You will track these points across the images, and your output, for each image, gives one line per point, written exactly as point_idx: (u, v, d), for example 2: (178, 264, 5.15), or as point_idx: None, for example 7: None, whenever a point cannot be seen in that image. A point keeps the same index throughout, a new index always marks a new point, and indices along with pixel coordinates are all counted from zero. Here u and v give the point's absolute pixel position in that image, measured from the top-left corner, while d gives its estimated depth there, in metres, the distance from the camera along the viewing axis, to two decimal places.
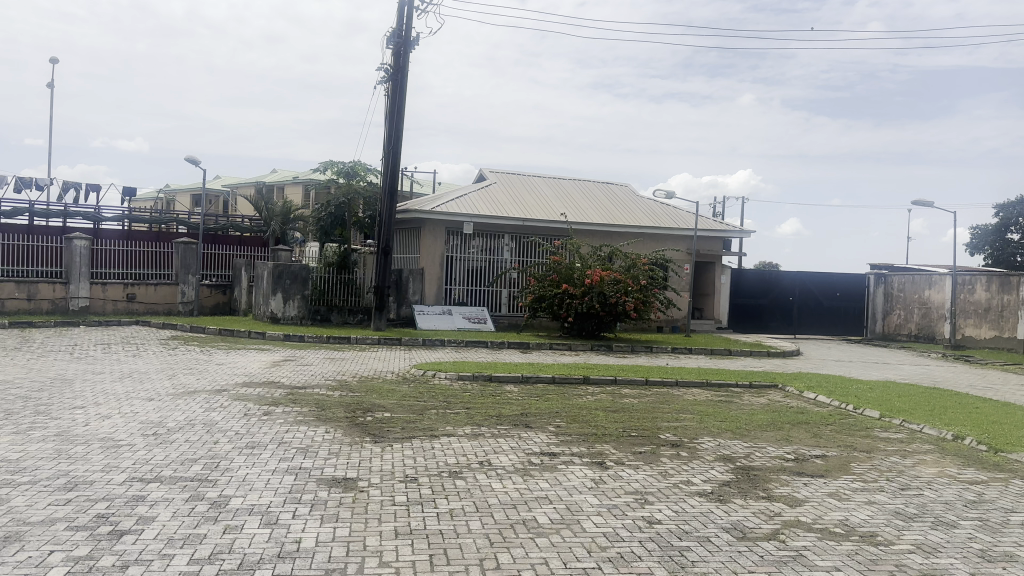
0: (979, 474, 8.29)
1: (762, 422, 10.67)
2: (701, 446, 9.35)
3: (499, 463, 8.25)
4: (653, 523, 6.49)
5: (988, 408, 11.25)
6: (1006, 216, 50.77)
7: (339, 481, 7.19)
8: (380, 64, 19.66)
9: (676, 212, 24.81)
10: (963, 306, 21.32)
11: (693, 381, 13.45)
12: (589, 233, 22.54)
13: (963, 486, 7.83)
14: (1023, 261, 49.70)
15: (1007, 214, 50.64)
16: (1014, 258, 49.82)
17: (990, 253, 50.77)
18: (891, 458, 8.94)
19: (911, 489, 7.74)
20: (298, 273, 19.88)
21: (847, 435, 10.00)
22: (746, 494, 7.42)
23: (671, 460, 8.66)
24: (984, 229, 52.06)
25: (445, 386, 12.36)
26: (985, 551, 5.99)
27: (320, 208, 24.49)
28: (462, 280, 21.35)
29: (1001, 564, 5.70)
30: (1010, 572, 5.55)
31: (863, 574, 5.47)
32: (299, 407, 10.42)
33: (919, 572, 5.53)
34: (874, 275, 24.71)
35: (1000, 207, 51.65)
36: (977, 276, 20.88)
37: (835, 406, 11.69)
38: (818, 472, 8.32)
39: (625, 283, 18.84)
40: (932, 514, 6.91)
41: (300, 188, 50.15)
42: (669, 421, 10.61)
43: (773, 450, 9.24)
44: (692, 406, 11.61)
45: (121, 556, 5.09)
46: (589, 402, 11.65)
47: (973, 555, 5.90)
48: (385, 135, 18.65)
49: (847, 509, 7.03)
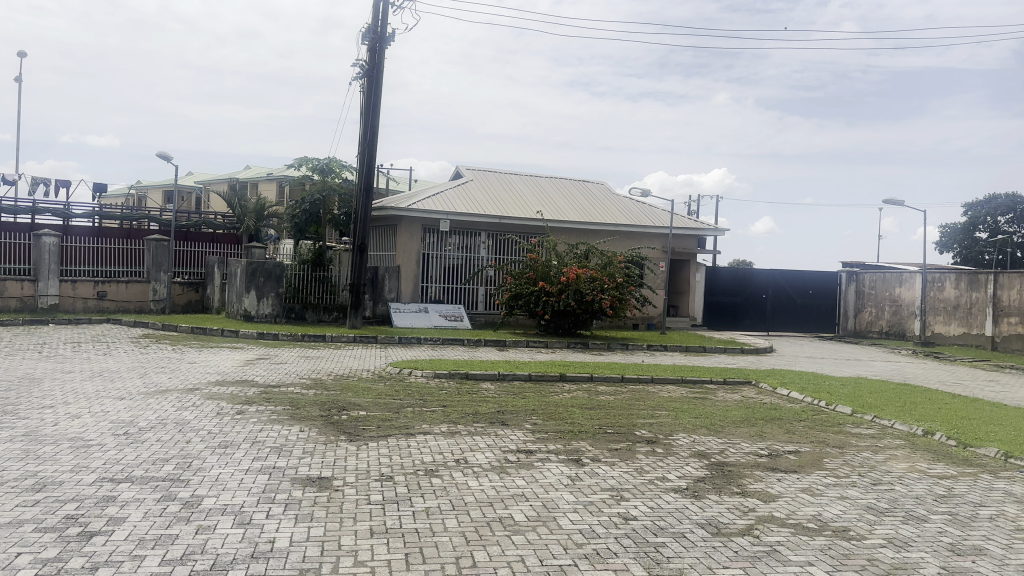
0: (949, 469, 8.42)
1: (736, 418, 10.75)
2: (676, 442, 9.42)
3: (476, 461, 8.23)
4: (628, 519, 6.51)
5: (957, 404, 11.44)
6: (974, 216, 51.69)
7: (313, 480, 7.14)
8: (355, 60, 19.53)
9: (652, 210, 24.92)
10: (932, 304, 21.68)
11: (668, 377, 13.56)
12: (566, 231, 22.59)
13: (933, 481, 7.96)
14: (990, 259, 50.45)
15: (974, 213, 51.66)
16: (981, 255, 50.62)
17: (958, 251, 51.71)
18: (863, 453, 9.06)
19: (882, 484, 7.84)
20: (271, 271, 19.68)
21: (820, 431, 10.11)
22: (720, 489, 7.48)
23: (646, 456, 8.71)
24: (954, 228, 52.97)
25: (422, 384, 12.34)
26: (954, 544, 6.09)
27: (295, 204, 24.27)
28: (439, 277, 21.28)
29: (970, 557, 5.79)
30: (980, 565, 5.64)
31: (834, 568, 5.53)
32: (273, 406, 10.34)
33: (889, 566, 5.61)
34: (846, 273, 24.94)
35: (967, 206, 52.74)
36: (946, 273, 21.24)
37: (807, 402, 11.80)
38: (791, 468, 8.41)
39: (602, 280, 18.86)
40: (903, 509, 7.01)
41: (274, 183, 49.73)
42: (646, 418, 10.68)
43: (747, 445, 9.33)
44: (668, 402, 11.70)
45: (91, 557, 5.02)
46: (566, 399, 11.69)
47: (943, 548, 5.99)
48: (361, 131, 18.54)
49: (820, 503, 7.11)
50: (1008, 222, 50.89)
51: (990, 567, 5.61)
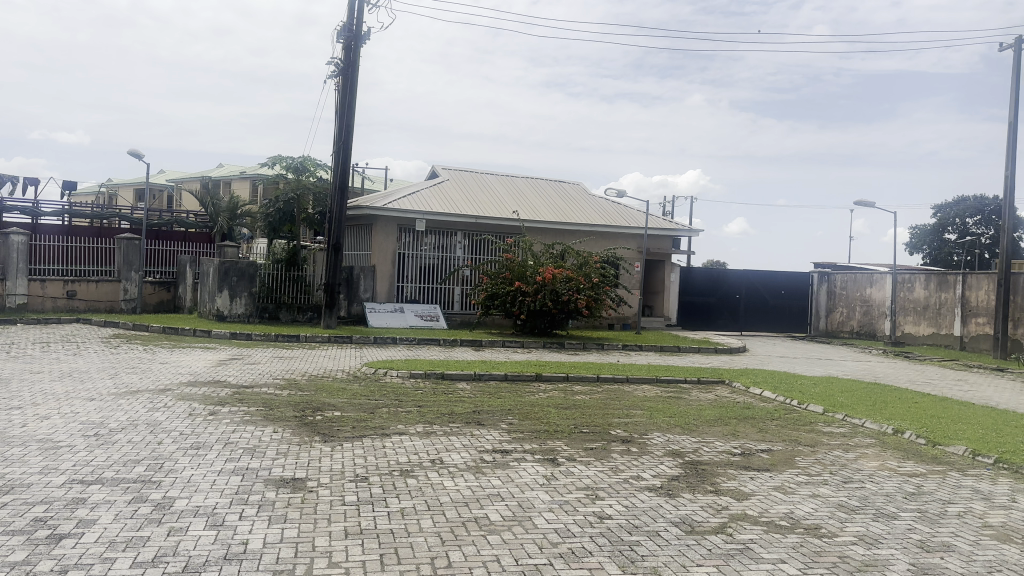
0: (918, 466, 8.55)
1: (710, 417, 10.84)
2: (650, 441, 9.48)
3: (452, 461, 8.22)
4: (604, 518, 6.54)
5: (926, 403, 11.61)
6: (943, 218, 52.57)
7: (286, 481, 7.09)
8: (330, 58, 19.40)
9: (627, 210, 25.05)
10: (902, 305, 22.00)
11: (644, 377, 13.63)
12: (542, 231, 22.63)
13: (902, 479, 8.08)
14: (959, 260, 51.31)
15: (944, 215, 52.54)
16: (949, 257, 51.48)
17: (927, 253, 52.54)
18: (834, 452, 9.18)
19: (853, 482, 7.95)
20: (245, 270, 19.51)
21: (792, 429, 10.23)
22: (694, 488, 7.55)
23: (621, 455, 8.76)
24: (924, 230, 53.84)
25: (397, 383, 12.29)
26: (924, 541, 6.20)
27: (269, 204, 24.12)
28: (414, 277, 21.22)
29: (939, 553, 5.90)
30: (949, 561, 5.74)
31: (806, 566, 5.59)
32: (246, 407, 10.26)
33: (860, 563, 5.68)
34: (818, 274, 25.25)
35: (937, 208, 53.66)
36: (916, 274, 21.55)
37: (780, 401, 11.93)
38: (763, 466, 8.50)
39: (578, 280, 18.92)
40: (873, 506, 7.11)
41: (248, 182, 49.33)
42: (621, 417, 10.73)
43: (721, 444, 9.41)
44: (643, 401, 11.77)
45: (60, 560, 4.94)
46: (541, 399, 11.70)
47: (913, 545, 6.09)
48: (336, 130, 18.43)
49: (792, 501, 7.19)
50: (976, 224, 51.65)
51: (958, 563, 5.72)
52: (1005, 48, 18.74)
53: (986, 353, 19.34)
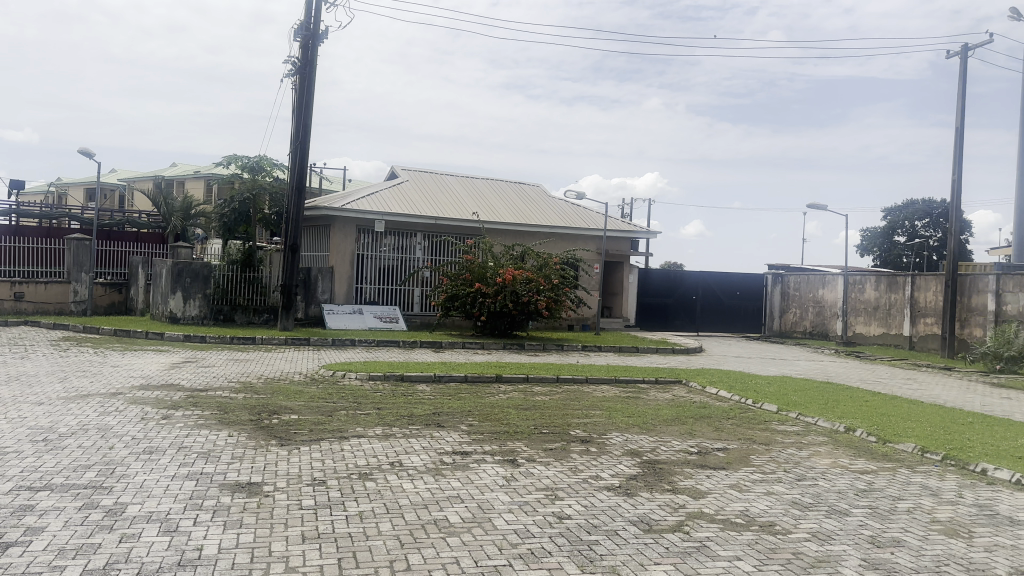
0: (869, 464, 8.75)
1: (667, 416, 10.97)
2: (609, 441, 9.56)
3: (411, 463, 8.19)
4: (563, 518, 6.58)
5: (876, 401, 11.91)
6: (893, 221, 53.95)
7: (242, 486, 6.99)
8: (287, 57, 19.20)
9: (586, 212, 25.22)
10: (853, 305, 22.53)
11: (603, 377, 13.72)
12: (503, 232, 22.63)
13: (854, 476, 8.26)
14: (907, 262, 52.71)
15: (893, 219, 53.92)
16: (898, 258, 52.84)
17: (877, 254, 53.84)
18: (788, 450, 9.36)
19: (806, 479, 8.12)
20: (197, 271, 19.25)
21: (748, 428, 10.41)
22: (652, 487, 7.64)
23: (580, 455, 8.82)
24: (874, 232, 55.20)
25: (355, 386, 12.20)
26: (875, 537, 6.35)
27: (225, 204, 23.71)
28: (373, 279, 21.08)
29: (889, 549, 6.05)
30: (899, 556, 5.90)
31: (761, 563, 5.69)
32: (201, 410, 10.08)
33: (813, 559, 5.80)
34: (772, 275, 25.68)
35: (887, 211, 55.08)
36: (867, 276, 22.08)
37: (736, 400, 12.13)
38: (719, 464, 8.63)
39: (538, 282, 19.00)
40: (826, 503, 7.25)
41: (202, 182, 48.51)
42: (580, 417, 10.80)
43: (678, 443, 9.53)
44: (602, 402, 11.85)
45: (5, 570, 4.81)
46: (501, 400, 11.71)
47: (865, 541, 6.24)
48: (293, 129, 18.24)
49: (747, 499, 7.32)
50: (925, 227, 53.09)
51: (907, 558, 5.87)
52: (953, 56, 19.31)
53: (934, 352, 19.86)
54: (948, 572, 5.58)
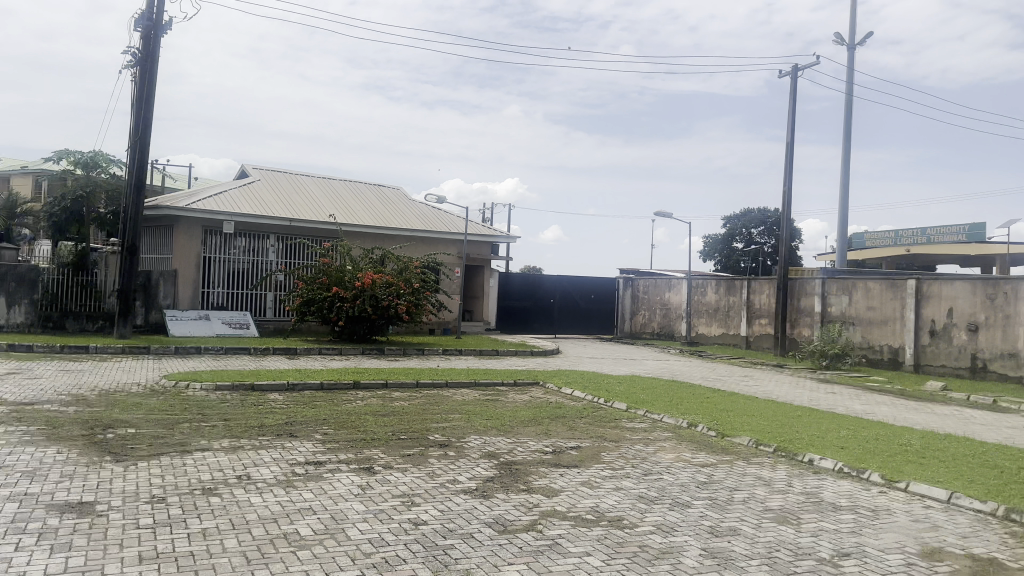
0: (709, 457, 9.25)
1: (524, 418, 11.17)
2: (467, 444, 9.60)
3: (260, 476, 7.87)
4: (418, 524, 6.55)
5: (716, 398, 12.65)
6: (731, 228, 57.67)
7: (72, 506, 6.47)
8: (126, 46, 18.01)
9: (446, 215, 25.30)
10: (696, 308, 23.82)
11: (462, 381, 13.77)
12: (361, 235, 22.26)
13: (695, 469, 8.70)
14: (745, 267, 56.56)
15: (732, 227, 57.68)
16: (738, 263, 56.59)
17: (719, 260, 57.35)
18: (637, 446, 9.77)
19: (652, 474, 8.48)
20: (23, 275, 17.67)
21: (600, 426, 10.77)
22: (507, 488, 7.74)
23: (438, 460, 8.81)
24: (716, 238, 58.87)
25: (201, 396, 11.59)
26: (714, 526, 6.45)
27: (54, 201, 22.00)
28: (223, 283, 20.17)
29: (727, 537, 6.12)
30: (735, 544, 5.95)
31: (609, 556, 5.84)
32: (25, 427, 9.25)
33: (657, 551, 5.92)
34: (623, 279, 26.75)
35: (727, 218, 58.90)
36: (707, 280, 23.42)
37: (589, 399, 12.53)
38: (572, 463, 8.87)
39: (398, 286, 18.84)
40: (670, 496, 7.57)
41: (28, 178, 44.66)
42: (438, 422, 10.79)
43: (534, 444, 9.72)
44: (460, 406, 11.89)
45: None
46: (357, 407, 11.50)
47: (705, 531, 6.35)
48: (134, 124, 17.14)
49: (598, 495, 7.56)
50: (759, 233, 56.92)
51: (743, 545, 5.92)
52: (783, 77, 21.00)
53: (767, 351, 21.28)
54: (779, 558, 5.59)
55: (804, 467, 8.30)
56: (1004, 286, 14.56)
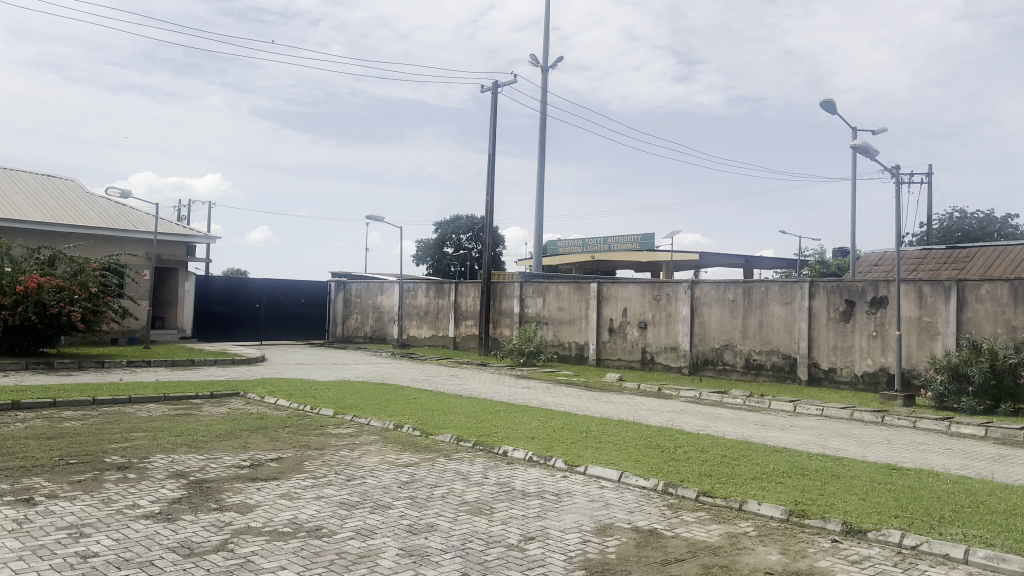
0: (412, 457, 9.39)
1: (221, 431, 10.50)
2: (152, 465, 8.77)
3: None
4: (87, 558, 5.82)
5: (422, 398, 12.96)
6: (442, 233, 59.74)
7: None
8: None
9: (135, 213, 23.01)
10: (407, 310, 24.28)
11: (149, 395, 12.58)
12: (20, 232, 19.45)
13: (398, 470, 8.78)
14: (455, 271, 59.01)
15: (442, 232, 59.75)
16: (448, 268, 58.83)
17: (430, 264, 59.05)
18: (341, 452, 9.64)
19: (355, 479, 8.41)
20: None
21: (304, 434, 10.48)
22: (197, 508, 7.19)
23: (116, 484, 7.93)
24: (427, 242, 60.67)
25: None
26: (412, 525, 6.49)
27: None
28: None
29: (423, 534, 6.16)
30: (431, 539, 6.00)
31: (305, 567, 5.63)
32: None
33: (354, 555, 5.80)
34: (336, 283, 26.52)
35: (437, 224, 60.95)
36: (418, 282, 24.06)
37: (293, 408, 12.14)
38: (271, 475, 8.51)
39: (70, 291, 16.73)
40: (371, 500, 7.53)
41: None
42: (119, 442, 9.74)
43: (230, 458, 9.17)
44: (146, 422, 10.85)
45: None
46: (15, 431, 9.97)
47: (403, 531, 6.33)
48: None
49: (297, 506, 7.32)
50: (468, 239, 59.67)
51: (439, 539, 6.00)
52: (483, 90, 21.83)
53: (472, 351, 22.26)
54: (471, 547, 5.68)
55: (499, 458, 8.81)
56: (666, 288, 16.79)
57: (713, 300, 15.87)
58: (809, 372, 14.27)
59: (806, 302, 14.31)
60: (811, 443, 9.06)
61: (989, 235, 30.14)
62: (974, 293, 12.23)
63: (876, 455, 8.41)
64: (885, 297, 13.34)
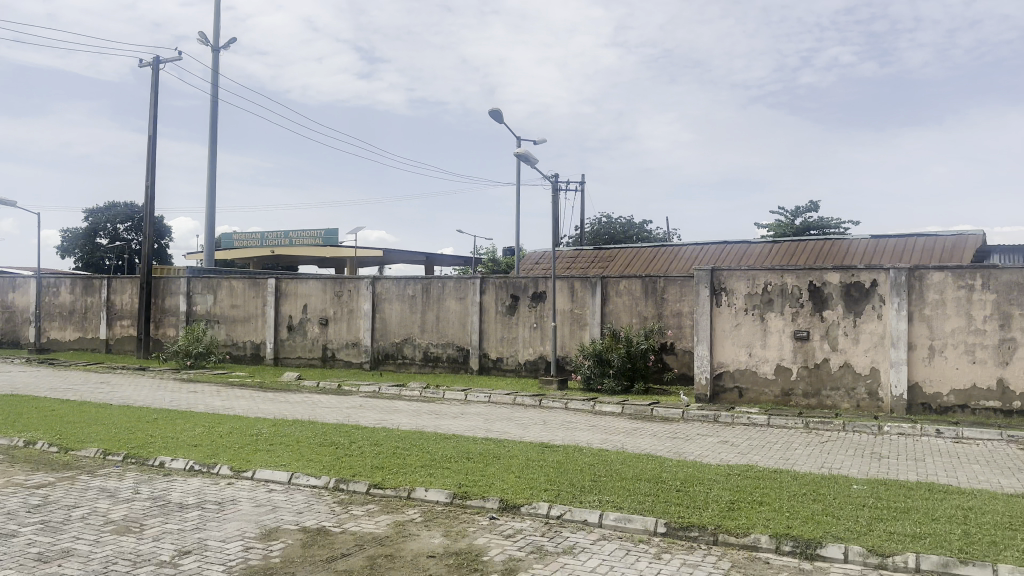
0: (47, 476, 8.13)
1: None
2: None
3: None
4: None
5: (65, 410, 11.37)
6: (95, 223, 53.14)
7: None
8: None
9: None
10: (47, 310, 21.24)
11: None
12: None
13: (28, 492, 7.49)
14: (111, 265, 52.99)
15: (95, 220, 53.17)
16: (102, 262, 52.57)
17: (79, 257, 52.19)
18: None
19: None
20: None
21: None
22: None
23: None
24: (76, 232, 53.58)
25: None
26: (41, 552, 5.58)
27: None
28: None
29: (56, 562, 5.33)
30: (67, 566, 5.22)
31: None
32: None
33: None
34: None
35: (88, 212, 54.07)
36: (60, 278, 21.08)
37: None
38: None
39: None
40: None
41: None
42: None
43: None
44: None
45: None
46: None
47: (29, 560, 5.41)
48: None
49: None
50: (127, 229, 53.80)
51: (78, 565, 5.25)
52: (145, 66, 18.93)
53: (131, 354, 20.09)
54: (115, 570, 5.09)
55: (155, 470, 8.07)
56: (346, 284, 16.76)
57: (392, 296, 16.22)
58: (480, 362, 15.23)
59: (478, 297, 15.24)
60: (478, 429, 9.68)
61: (628, 238, 34.88)
62: (614, 288, 14.06)
63: (533, 435, 9.25)
64: (545, 292, 14.71)
